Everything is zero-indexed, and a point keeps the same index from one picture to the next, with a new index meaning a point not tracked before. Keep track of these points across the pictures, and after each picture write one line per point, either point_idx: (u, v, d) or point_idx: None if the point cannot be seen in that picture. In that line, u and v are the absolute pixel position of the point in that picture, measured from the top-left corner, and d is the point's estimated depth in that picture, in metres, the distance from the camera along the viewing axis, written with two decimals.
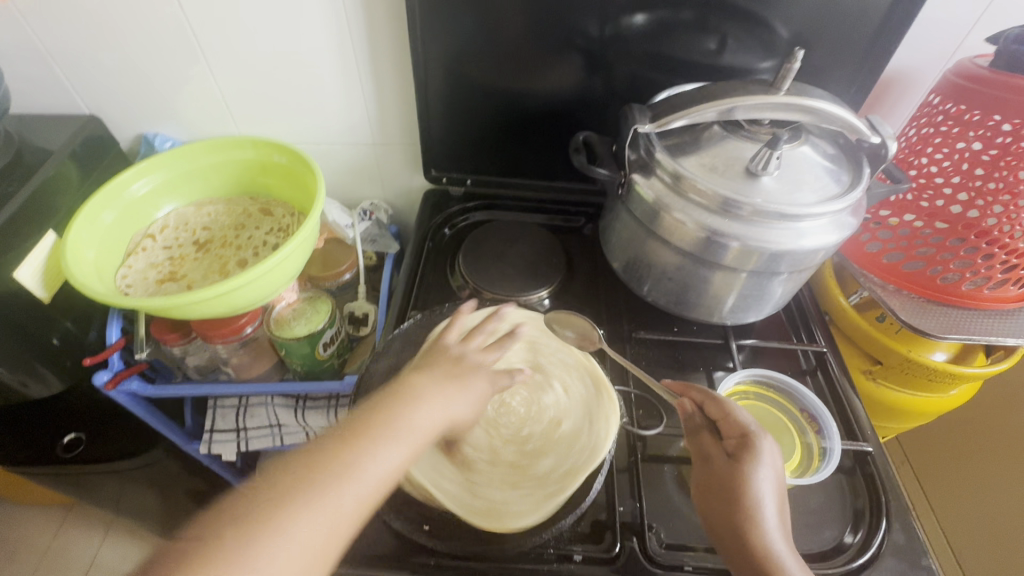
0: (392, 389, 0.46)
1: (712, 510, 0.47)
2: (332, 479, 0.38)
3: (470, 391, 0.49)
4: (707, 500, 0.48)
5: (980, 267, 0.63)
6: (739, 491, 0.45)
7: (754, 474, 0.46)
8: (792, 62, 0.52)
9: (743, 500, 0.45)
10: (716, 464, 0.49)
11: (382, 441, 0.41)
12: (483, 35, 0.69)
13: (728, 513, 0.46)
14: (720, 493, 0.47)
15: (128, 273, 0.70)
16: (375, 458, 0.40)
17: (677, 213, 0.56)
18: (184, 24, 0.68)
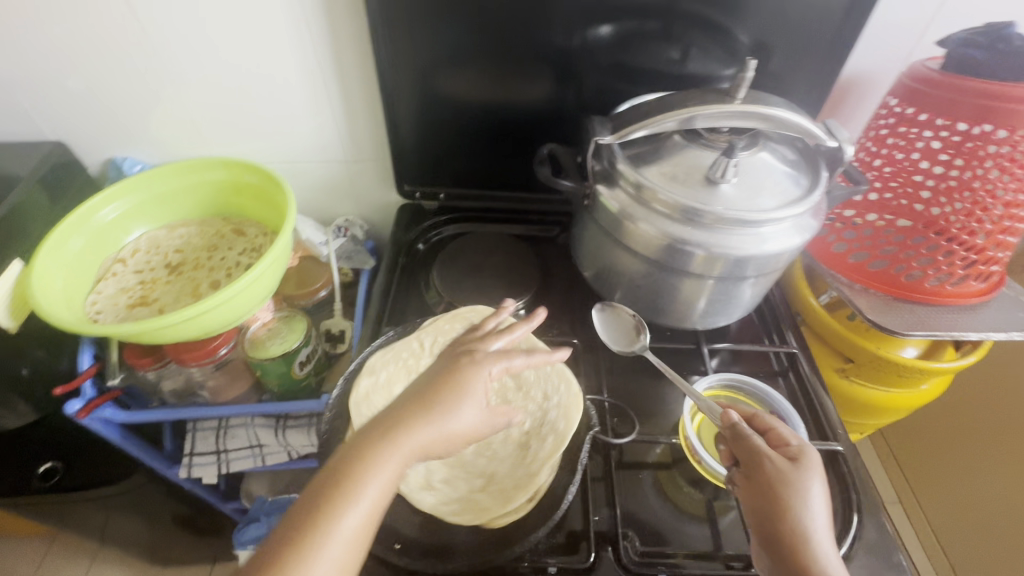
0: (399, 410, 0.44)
1: (763, 514, 0.44)
2: (362, 469, 0.40)
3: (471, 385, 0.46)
4: (759, 506, 0.45)
5: (942, 263, 0.65)
6: (797, 499, 0.43)
7: (811, 485, 0.44)
8: (746, 71, 0.53)
9: (800, 508, 0.43)
10: (773, 468, 0.45)
11: (395, 451, 0.42)
12: (449, 50, 0.69)
13: (783, 519, 0.43)
14: (775, 502, 0.44)
15: (98, 300, 0.69)
16: (385, 466, 0.41)
17: (642, 223, 0.57)
18: (150, 48, 0.69)
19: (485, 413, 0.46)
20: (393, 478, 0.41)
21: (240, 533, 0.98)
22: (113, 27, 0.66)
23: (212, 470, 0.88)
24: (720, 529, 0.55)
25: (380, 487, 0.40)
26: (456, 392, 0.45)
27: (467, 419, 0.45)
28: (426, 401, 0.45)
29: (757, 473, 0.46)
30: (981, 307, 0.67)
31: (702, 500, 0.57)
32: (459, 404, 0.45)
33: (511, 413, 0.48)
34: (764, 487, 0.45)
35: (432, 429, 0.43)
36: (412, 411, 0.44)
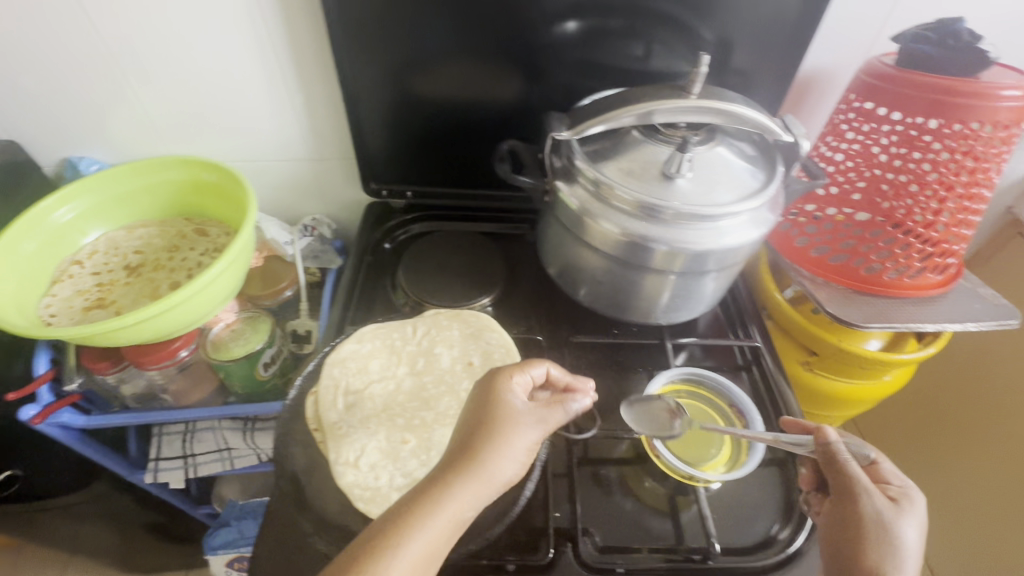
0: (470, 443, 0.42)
1: (844, 543, 0.45)
2: (430, 511, 0.38)
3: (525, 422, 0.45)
4: (840, 535, 0.46)
5: (900, 256, 0.66)
6: (889, 540, 0.43)
7: (905, 527, 0.44)
8: (700, 67, 0.53)
9: (894, 552, 0.43)
10: (871, 505, 0.45)
11: (462, 494, 0.40)
12: (412, 46, 0.69)
13: (865, 554, 0.43)
14: (852, 529, 0.45)
15: (52, 302, 0.68)
16: (452, 503, 0.39)
17: (601, 220, 0.57)
18: (106, 46, 0.67)
19: (532, 423, 0.45)
20: (452, 527, 0.39)
21: (210, 538, 0.96)
22: (66, 23, 0.65)
23: (179, 475, 0.86)
24: (682, 523, 0.55)
25: (434, 538, 0.38)
26: (501, 417, 0.44)
27: (518, 441, 0.44)
28: (473, 436, 0.43)
29: (851, 506, 0.46)
30: (938, 299, 0.68)
31: (665, 495, 0.57)
32: (505, 429, 0.44)
33: (562, 412, 0.48)
34: (852, 519, 0.45)
35: (496, 471, 0.42)
36: (462, 453, 0.42)
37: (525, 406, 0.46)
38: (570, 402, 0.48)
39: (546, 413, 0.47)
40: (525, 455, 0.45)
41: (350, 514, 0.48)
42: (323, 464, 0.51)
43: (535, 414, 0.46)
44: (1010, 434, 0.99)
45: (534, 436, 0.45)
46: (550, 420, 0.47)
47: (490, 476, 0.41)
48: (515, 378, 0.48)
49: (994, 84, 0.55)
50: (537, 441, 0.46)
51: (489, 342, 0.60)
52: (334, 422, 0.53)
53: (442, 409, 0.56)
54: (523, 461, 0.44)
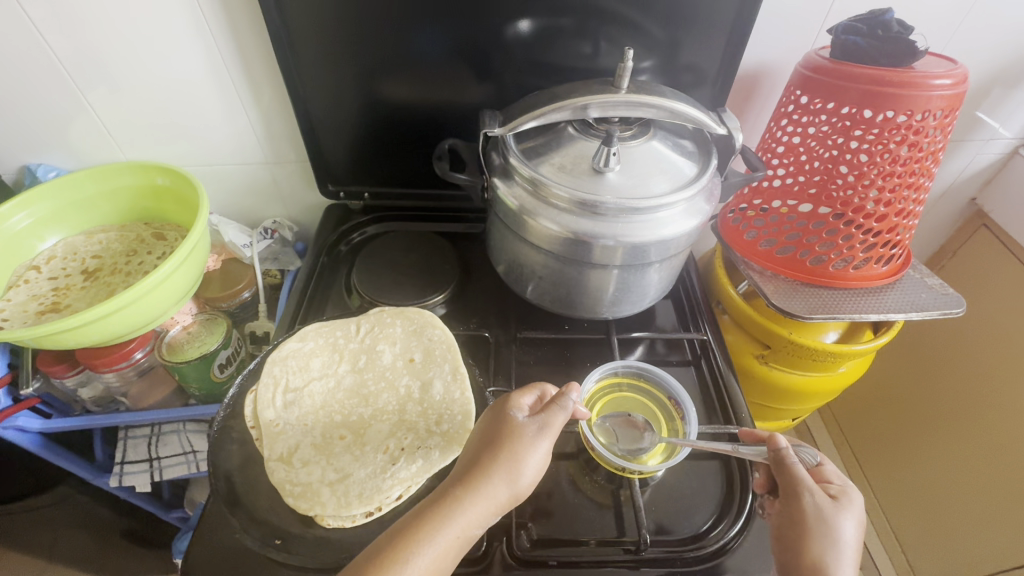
0: (477, 461, 0.43)
1: (786, 541, 0.45)
2: (437, 523, 0.39)
3: (534, 438, 0.45)
4: (784, 534, 0.45)
5: (843, 247, 0.66)
6: (828, 537, 0.43)
7: (843, 524, 0.43)
8: (625, 61, 0.54)
9: (833, 544, 0.42)
10: (812, 503, 0.44)
11: (468, 510, 0.40)
12: (360, 49, 0.69)
13: (806, 552, 0.43)
14: (790, 528, 0.45)
15: (7, 306, 0.68)
16: (459, 519, 0.40)
17: (540, 216, 0.57)
18: (52, 57, 0.67)
19: (536, 433, 0.45)
20: (459, 542, 0.39)
21: (178, 543, 0.97)
22: (9, 35, 0.64)
23: (144, 478, 0.87)
24: (622, 516, 0.54)
25: (440, 555, 0.38)
26: (508, 434, 0.45)
27: (526, 456, 0.44)
28: (482, 454, 0.44)
29: (793, 504, 0.45)
30: (884, 289, 0.69)
31: (607, 488, 0.57)
32: (510, 446, 0.44)
33: (563, 413, 0.46)
34: (794, 518, 0.44)
35: (501, 490, 0.42)
36: (469, 472, 0.42)
37: (528, 418, 0.46)
38: (566, 399, 0.47)
39: (548, 418, 0.46)
40: (536, 472, 0.45)
41: (280, 510, 0.48)
42: (257, 461, 0.51)
43: (536, 423, 0.45)
44: (992, 424, 0.98)
45: (541, 446, 0.45)
46: (554, 427, 0.46)
47: (499, 497, 0.42)
48: (523, 397, 0.48)
49: (924, 74, 0.56)
50: (547, 451, 0.45)
51: (431, 339, 0.60)
52: (271, 419, 0.53)
53: (381, 405, 0.57)
54: (532, 475, 0.44)
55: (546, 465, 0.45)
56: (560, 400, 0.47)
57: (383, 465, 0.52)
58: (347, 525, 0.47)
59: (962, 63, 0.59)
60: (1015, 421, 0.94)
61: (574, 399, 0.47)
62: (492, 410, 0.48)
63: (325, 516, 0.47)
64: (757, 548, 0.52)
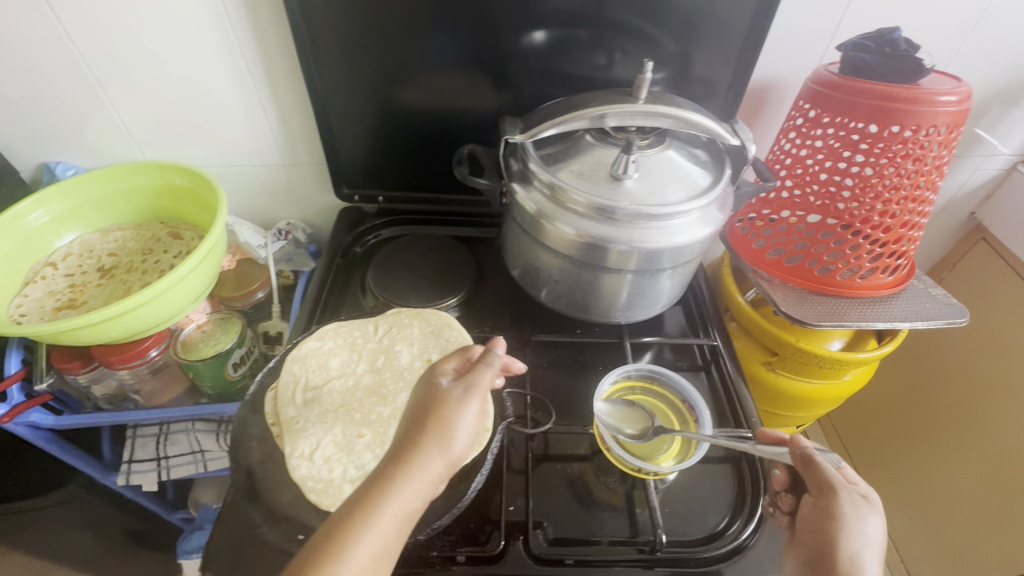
0: (408, 436, 0.41)
1: (816, 541, 0.46)
2: (372, 509, 0.37)
3: (461, 401, 0.43)
4: (815, 535, 0.46)
5: (851, 257, 0.68)
6: (859, 533, 0.45)
7: (870, 523, 0.45)
8: (644, 73, 0.56)
9: (862, 540, 0.44)
10: (848, 502, 0.46)
11: (403, 489, 0.38)
12: (381, 54, 0.71)
13: (842, 548, 0.44)
14: (820, 525, 0.46)
15: (24, 302, 0.69)
16: (395, 501, 0.38)
17: (556, 220, 0.59)
18: (76, 55, 0.68)
19: (462, 394, 0.44)
20: (399, 524, 0.37)
21: (184, 542, 0.96)
22: (37, 33, 0.65)
23: (151, 477, 0.87)
24: (635, 519, 0.55)
25: (379, 540, 0.36)
26: (435, 401, 0.43)
27: (457, 420, 0.42)
28: (413, 425, 0.42)
29: (832, 500, 0.46)
30: (890, 298, 0.70)
31: (620, 490, 0.57)
32: (437, 413, 0.42)
33: (488, 371, 0.46)
34: (827, 512, 0.46)
35: (433, 460, 0.40)
36: (400, 449, 0.40)
37: (453, 381, 0.45)
38: (490, 355, 0.46)
39: (475, 378, 0.45)
40: (468, 435, 0.43)
41: (302, 505, 0.49)
42: (278, 458, 0.52)
43: (462, 385, 0.44)
44: (991, 433, 1.00)
45: (472, 405, 0.43)
46: (481, 386, 0.45)
47: (433, 468, 0.40)
48: (448, 362, 0.47)
49: (930, 91, 0.58)
50: (478, 411, 0.44)
51: (449, 339, 0.61)
52: (292, 417, 0.54)
53: (400, 404, 0.58)
54: (467, 440, 0.42)
55: (479, 424, 0.43)
56: (487, 358, 0.47)
57: None
58: None
59: (966, 82, 0.61)
60: (1014, 431, 0.96)
61: (503, 351, 0.47)
62: (421, 382, 0.47)
63: None
64: (771, 553, 0.52)
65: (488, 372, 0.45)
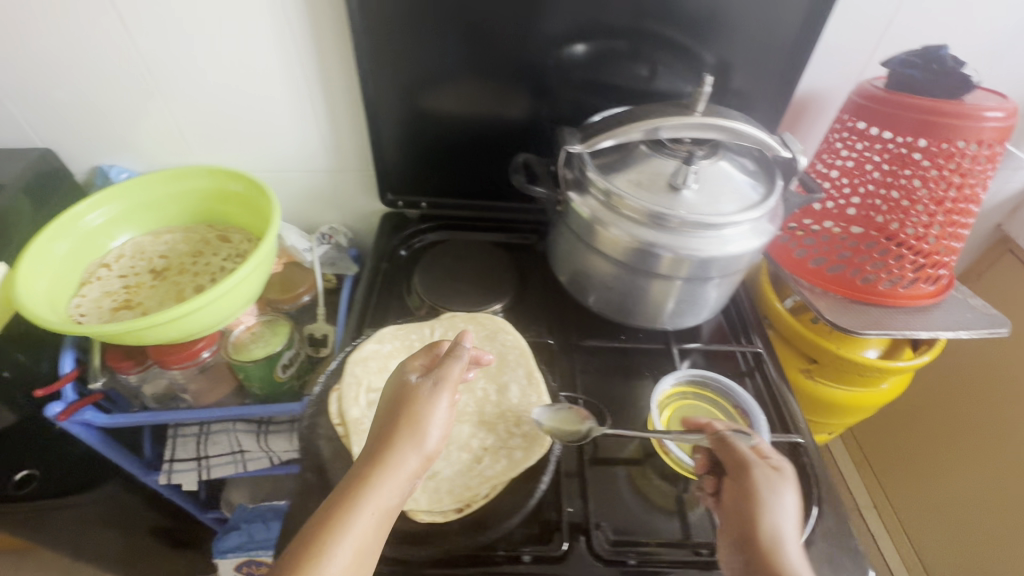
0: (383, 436, 0.45)
1: (740, 520, 0.46)
2: (346, 510, 0.41)
3: (433, 398, 0.46)
4: (737, 513, 0.47)
5: (893, 267, 0.69)
6: (773, 504, 0.46)
7: (784, 495, 0.46)
8: (704, 87, 0.57)
9: (775, 510, 0.45)
10: (760, 474, 0.47)
11: (378, 488, 0.42)
12: (431, 65, 0.73)
13: (757, 521, 0.45)
14: (739, 501, 0.47)
15: (82, 302, 0.70)
16: (373, 499, 0.42)
17: (611, 226, 0.60)
18: (139, 62, 0.70)
19: (431, 389, 0.47)
20: (378, 520, 0.42)
21: (221, 541, 0.96)
22: (102, 40, 0.67)
23: (192, 476, 0.88)
24: (690, 521, 0.56)
25: (361, 537, 0.41)
26: (407, 399, 0.46)
27: (429, 417, 0.46)
28: (387, 426, 0.45)
29: (749, 476, 0.48)
30: (931, 308, 0.71)
31: (673, 495, 0.58)
32: (409, 412, 0.46)
33: (455, 363, 0.49)
34: (745, 489, 0.47)
35: (409, 459, 0.44)
36: (374, 450, 0.44)
37: (422, 377, 0.48)
38: (459, 348, 0.49)
39: (445, 372, 0.48)
40: (441, 430, 0.47)
41: None
42: (347, 457, 0.54)
43: (431, 380, 0.48)
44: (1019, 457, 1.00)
45: (441, 399, 0.47)
46: (451, 377, 0.48)
47: (407, 465, 0.43)
48: (418, 358, 0.50)
49: (976, 107, 0.60)
50: (447, 405, 0.47)
51: (504, 343, 0.63)
52: (357, 416, 0.55)
53: (460, 406, 0.59)
54: (440, 434, 0.46)
55: (451, 417, 0.47)
56: (455, 350, 0.49)
57: (467, 464, 0.55)
58: (440, 520, 0.50)
59: (1011, 98, 0.63)
60: None
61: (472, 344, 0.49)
62: (391, 381, 0.50)
63: (419, 511, 0.50)
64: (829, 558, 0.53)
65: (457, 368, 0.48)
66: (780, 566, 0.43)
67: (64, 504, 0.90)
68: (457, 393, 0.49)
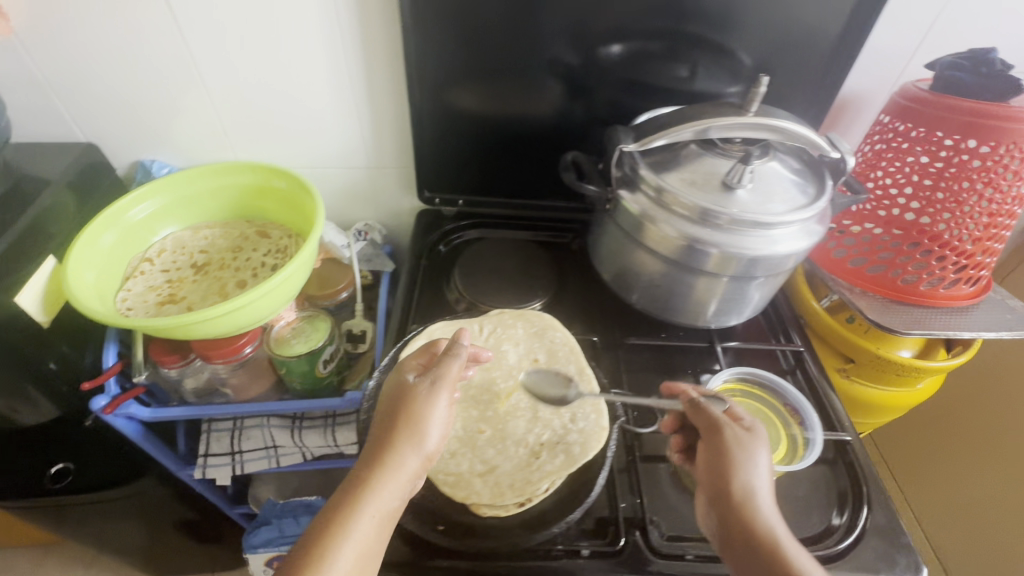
0: (384, 438, 0.49)
1: (716, 480, 0.49)
2: (351, 510, 0.45)
3: (431, 401, 0.50)
4: (712, 471, 0.50)
5: (935, 268, 0.70)
6: (746, 462, 0.49)
7: (755, 453, 0.49)
8: (758, 87, 0.57)
9: (748, 466, 0.48)
10: (732, 434, 0.50)
11: (381, 489, 0.47)
12: (474, 64, 0.73)
13: (732, 478, 0.48)
14: (714, 460, 0.50)
15: (127, 296, 0.70)
16: (377, 499, 0.46)
17: (662, 224, 0.61)
18: (186, 56, 0.70)
19: (429, 389, 0.51)
20: (381, 517, 0.46)
21: (251, 537, 0.96)
22: (151, 35, 0.68)
23: (226, 471, 0.88)
24: None
25: (366, 534, 0.45)
26: (406, 401, 0.50)
27: (427, 419, 0.50)
28: (388, 427, 0.49)
29: (724, 438, 0.50)
30: (971, 309, 0.72)
31: None
32: (408, 414, 0.49)
33: (454, 362, 0.52)
34: (718, 451, 0.50)
35: (409, 460, 0.48)
36: (376, 452, 0.48)
37: (420, 378, 0.52)
38: (455, 350, 0.52)
39: (441, 375, 0.51)
40: (438, 431, 0.51)
41: (436, 498, 0.52)
42: None
43: (428, 382, 0.51)
44: None
45: (439, 400, 0.51)
46: (448, 378, 0.52)
47: (407, 466, 0.48)
48: (414, 361, 0.54)
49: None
50: (444, 407, 0.51)
51: (553, 340, 0.64)
52: None
53: (513, 401, 0.60)
54: (437, 435, 0.50)
55: (448, 416, 0.51)
56: (453, 350, 0.52)
57: (526, 459, 0.55)
58: (503, 514, 0.51)
59: None
60: None
61: (467, 346, 0.52)
62: (389, 382, 0.54)
63: (481, 505, 0.51)
64: (882, 554, 0.54)
65: (454, 372, 0.52)
66: (757, 519, 0.46)
67: (97, 499, 0.89)
68: (454, 392, 0.53)
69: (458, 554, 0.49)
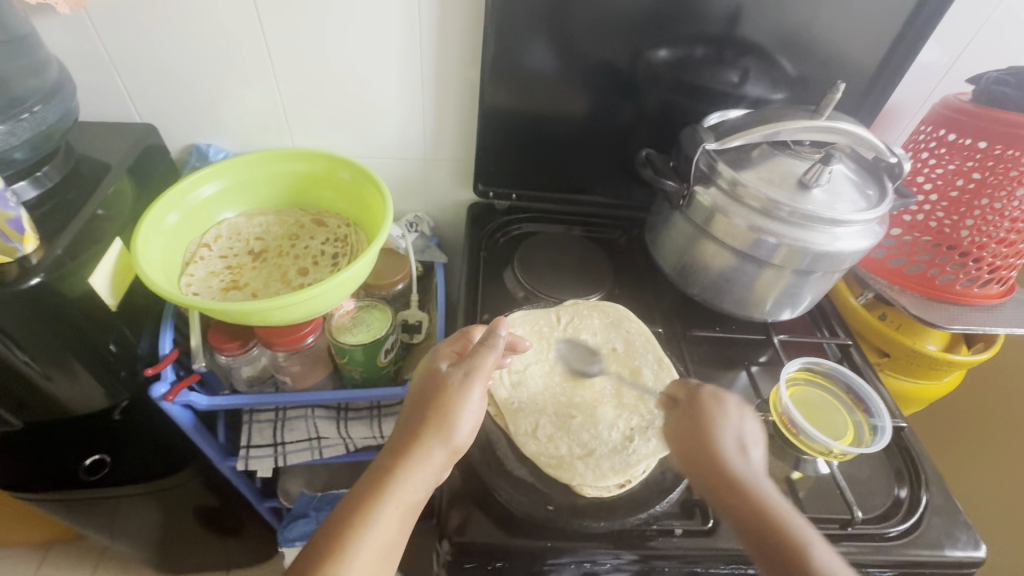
0: (410, 430, 0.51)
1: (706, 466, 0.51)
2: (372, 501, 0.47)
3: (463, 394, 0.52)
4: (690, 447, 0.54)
5: (971, 269, 0.75)
6: (725, 436, 0.53)
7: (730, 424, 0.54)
8: (834, 93, 0.61)
9: (729, 441, 0.52)
10: (714, 415, 0.55)
11: (406, 480, 0.48)
12: (538, 61, 0.74)
13: (719, 455, 0.51)
14: (698, 447, 0.53)
15: (191, 281, 0.68)
16: (401, 490, 0.48)
17: (736, 218, 0.63)
18: (261, 41, 0.70)
19: (462, 380, 0.53)
20: (401, 509, 0.48)
21: (286, 530, 0.95)
22: (228, 17, 0.67)
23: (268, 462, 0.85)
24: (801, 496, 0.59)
25: (387, 525, 0.46)
26: (438, 391, 0.53)
27: (459, 410, 0.52)
28: (418, 420, 0.51)
29: (695, 408, 0.56)
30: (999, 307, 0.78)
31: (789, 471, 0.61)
32: (441, 407, 0.51)
33: (489, 354, 0.54)
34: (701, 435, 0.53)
35: (434, 453, 0.50)
36: (406, 444, 0.50)
37: (453, 369, 0.54)
38: (490, 342, 0.54)
39: (471, 367, 0.54)
40: (467, 423, 0.52)
41: (537, 478, 0.54)
42: (501, 437, 0.57)
43: (461, 373, 0.53)
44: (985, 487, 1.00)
45: (473, 393, 0.53)
46: (481, 370, 0.54)
47: (433, 458, 0.50)
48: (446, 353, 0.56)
49: None
50: (475, 400, 0.53)
51: (629, 331, 0.69)
52: (505, 394, 0.60)
53: (599, 390, 0.64)
54: (468, 429, 0.52)
55: (479, 409, 0.53)
56: (489, 341, 0.55)
57: (619, 442, 0.58)
58: (607, 494, 0.53)
59: None
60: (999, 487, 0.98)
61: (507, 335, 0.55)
62: (419, 376, 0.56)
63: (586, 485, 0.53)
64: (944, 530, 0.58)
65: (490, 364, 0.54)
66: (736, 476, 0.50)
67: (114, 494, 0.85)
68: (486, 384, 0.55)
69: (559, 534, 0.51)
